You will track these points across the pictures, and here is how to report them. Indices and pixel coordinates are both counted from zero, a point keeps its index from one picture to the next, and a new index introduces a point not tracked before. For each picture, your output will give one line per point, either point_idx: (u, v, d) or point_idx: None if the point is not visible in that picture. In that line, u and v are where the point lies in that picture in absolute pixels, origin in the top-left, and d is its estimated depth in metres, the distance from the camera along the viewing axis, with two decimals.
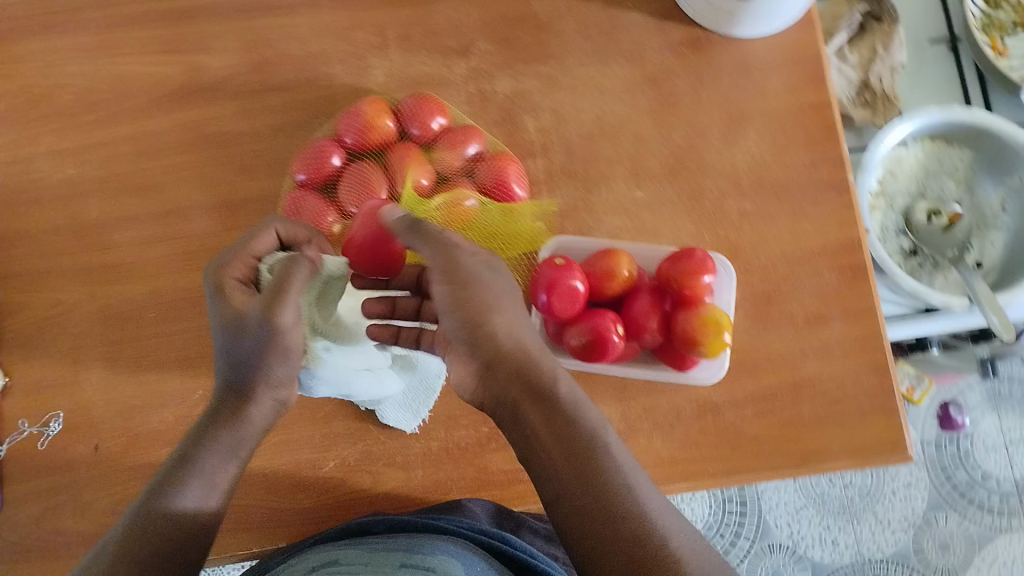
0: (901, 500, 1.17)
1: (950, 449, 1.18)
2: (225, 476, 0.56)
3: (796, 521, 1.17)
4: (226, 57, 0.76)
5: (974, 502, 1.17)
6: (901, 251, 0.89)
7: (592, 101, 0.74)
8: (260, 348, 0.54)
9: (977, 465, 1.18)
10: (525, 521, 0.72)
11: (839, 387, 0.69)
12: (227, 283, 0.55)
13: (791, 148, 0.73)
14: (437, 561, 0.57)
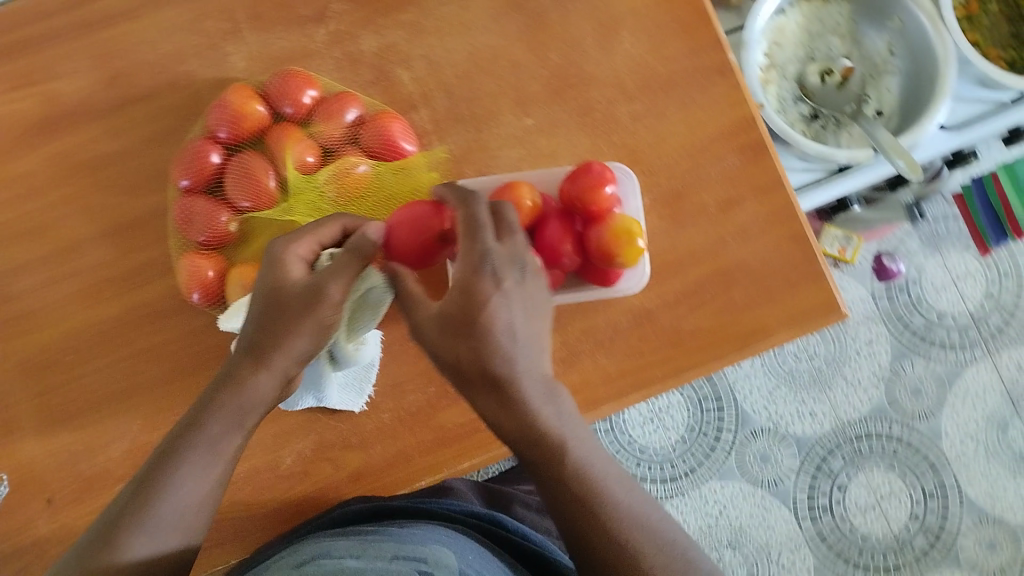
0: (866, 357, 1.20)
1: (900, 297, 1.21)
2: (223, 457, 0.53)
3: (772, 403, 1.18)
4: (79, 79, 0.72)
5: (935, 343, 1.19)
6: (803, 118, 0.89)
7: (461, 38, 0.73)
8: (290, 321, 0.53)
9: (931, 307, 1.20)
10: (515, 499, 0.83)
11: (765, 263, 0.69)
12: (290, 257, 0.55)
13: (668, 41, 0.72)
14: (430, 548, 0.55)
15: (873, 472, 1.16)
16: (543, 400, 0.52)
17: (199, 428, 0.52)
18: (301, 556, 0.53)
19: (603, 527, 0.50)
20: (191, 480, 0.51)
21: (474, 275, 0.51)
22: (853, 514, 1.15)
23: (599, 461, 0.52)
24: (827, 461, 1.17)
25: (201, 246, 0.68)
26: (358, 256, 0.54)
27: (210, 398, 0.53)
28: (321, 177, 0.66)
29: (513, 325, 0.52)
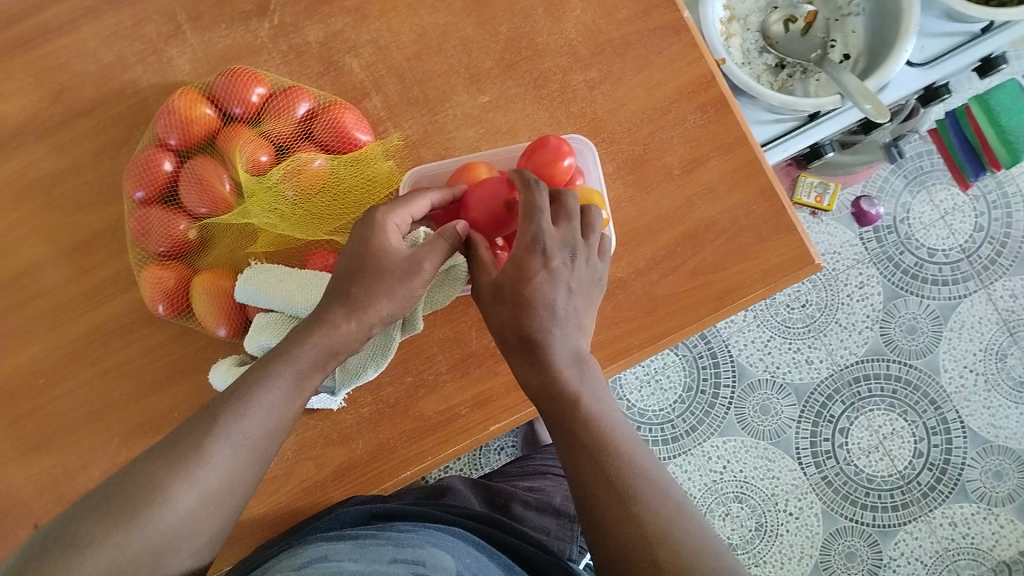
0: (859, 301, 1.18)
1: (888, 236, 1.19)
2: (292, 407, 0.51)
3: (767, 354, 1.18)
4: (22, 96, 0.70)
5: (927, 280, 1.18)
6: (768, 68, 0.87)
7: (407, 20, 0.71)
8: (387, 283, 0.54)
9: (920, 244, 1.19)
10: (516, 497, 0.82)
11: (734, 222, 0.68)
12: (391, 222, 0.56)
13: (619, 2, 0.70)
14: (427, 553, 0.56)
15: (873, 415, 1.16)
16: (570, 362, 0.51)
17: (269, 374, 0.51)
18: (303, 558, 0.54)
19: (601, 475, 0.46)
20: (252, 436, 0.48)
21: (525, 253, 0.53)
22: (857, 456, 1.15)
23: (617, 422, 0.50)
24: (827, 407, 1.16)
25: (162, 256, 0.67)
26: (450, 236, 0.55)
27: (268, 361, 0.52)
28: (275, 175, 0.65)
29: (557, 301, 0.52)
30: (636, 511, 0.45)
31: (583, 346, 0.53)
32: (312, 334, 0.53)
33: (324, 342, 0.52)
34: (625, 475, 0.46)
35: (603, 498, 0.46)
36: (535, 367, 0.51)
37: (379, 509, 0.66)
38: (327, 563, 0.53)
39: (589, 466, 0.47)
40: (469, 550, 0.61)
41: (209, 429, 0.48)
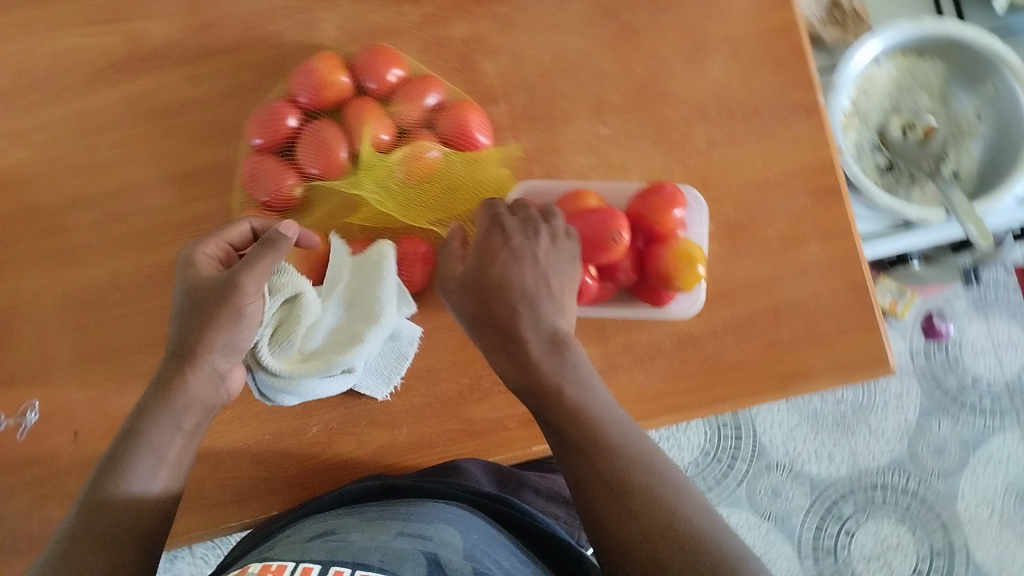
0: (894, 411, 1.18)
1: (937, 355, 1.19)
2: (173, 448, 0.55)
3: (792, 440, 1.17)
4: (170, 23, 0.73)
5: (965, 406, 1.18)
6: (878, 167, 0.88)
7: (549, 38, 0.72)
8: (212, 321, 0.56)
9: (967, 370, 1.19)
10: (526, 481, 0.73)
11: (817, 308, 0.68)
12: (195, 256, 0.59)
13: (757, 70, 0.71)
14: (433, 529, 0.54)
15: (883, 523, 1.15)
16: (546, 353, 0.54)
17: (144, 425, 0.54)
18: (313, 532, 0.56)
19: (601, 479, 0.49)
20: (160, 437, 0.54)
21: (486, 240, 0.57)
22: (857, 560, 1.14)
23: (608, 412, 0.52)
24: (838, 505, 1.16)
25: (264, 206, 0.68)
26: (273, 249, 0.56)
27: (162, 394, 0.55)
28: (395, 157, 0.67)
29: (539, 285, 0.56)
30: (644, 518, 0.47)
31: (566, 328, 0.55)
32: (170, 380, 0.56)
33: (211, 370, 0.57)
34: (621, 480, 0.49)
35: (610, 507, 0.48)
36: (517, 367, 0.54)
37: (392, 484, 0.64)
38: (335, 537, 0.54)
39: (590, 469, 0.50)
40: (479, 522, 0.58)
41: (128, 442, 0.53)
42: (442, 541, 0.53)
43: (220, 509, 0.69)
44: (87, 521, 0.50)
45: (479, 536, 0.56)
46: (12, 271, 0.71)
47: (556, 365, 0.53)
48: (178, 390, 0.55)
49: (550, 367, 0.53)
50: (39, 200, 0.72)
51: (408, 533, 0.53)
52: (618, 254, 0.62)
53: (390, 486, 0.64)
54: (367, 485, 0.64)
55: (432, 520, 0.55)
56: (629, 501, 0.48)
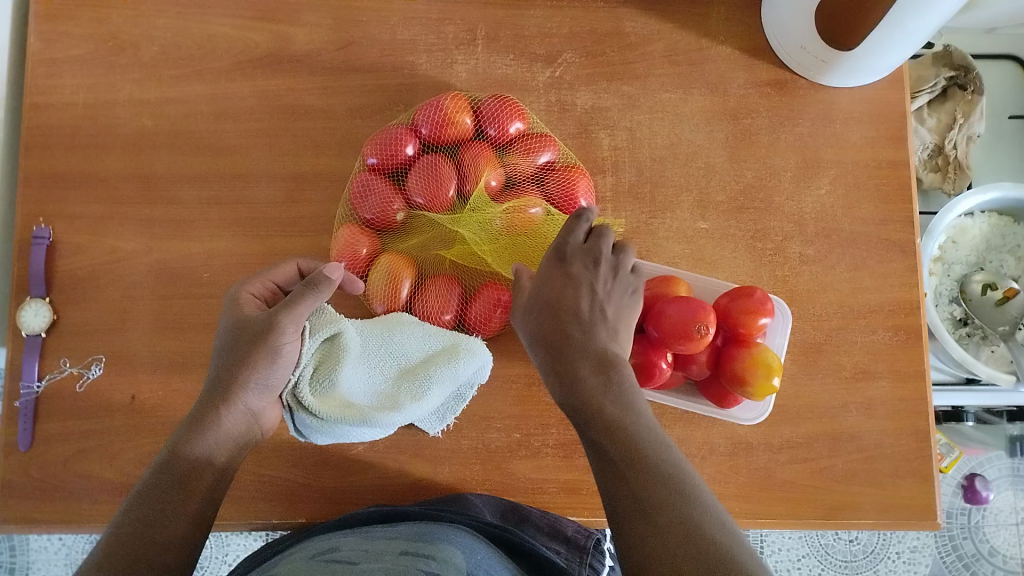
0: (904, 563, 1.08)
1: (958, 518, 1.10)
2: (224, 447, 0.56)
3: (795, 569, 1.08)
4: (316, 33, 0.76)
5: None
6: (952, 319, 0.90)
7: (669, 126, 0.74)
8: (259, 354, 0.57)
9: (985, 538, 1.09)
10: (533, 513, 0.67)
11: (877, 445, 0.69)
12: (241, 296, 0.61)
13: (862, 201, 0.73)
14: (437, 550, 0.51)
15: None
16: (592, 370, 0.55)
17: (195, 433, 0.55)
18: (315, 551, 0.53)
19: (630, 492, 0.48)
20: (213, 442, 0.55)
21: (547, 263, 0.60)
22: None
23: (651, 436, 0.51)
24: None
25: (364, 223, 0.70)
26: (314, 291, 0.58)
27: (203, 413, 0.56)
28: (498, 208, 0.67)
29: (600, 313, 0.58)
30: (666, 527, 0.45)
31: (619, 352, 0.56)
32: (205, 415, 0.56)
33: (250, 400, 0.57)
34: (649, 489, 0.47)
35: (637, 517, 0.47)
36: (564, 385, 0.55)
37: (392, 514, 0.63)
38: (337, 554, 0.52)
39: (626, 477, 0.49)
40: (484, 545, 0.55)
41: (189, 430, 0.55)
42: (445, 562, 0.50)
43: (250, 504, 0.69)
44: (154, 493, 0.52)
45: (483, 557, 0.53)
46: (111, 228, 0.74)
47: (602, 387, 0.54)
48: (214, 418, 0.56)
49: (600, 385, 0.54)
50: (153, 170, 0.75)
51: (410, 554, 0.50)
52: (699, 347, 0.62)
53: (395, 514, 0.62)
54: (371, 514, 0.62)
55: (437, 542, 0.52)
56: (656, 511, 0.46)
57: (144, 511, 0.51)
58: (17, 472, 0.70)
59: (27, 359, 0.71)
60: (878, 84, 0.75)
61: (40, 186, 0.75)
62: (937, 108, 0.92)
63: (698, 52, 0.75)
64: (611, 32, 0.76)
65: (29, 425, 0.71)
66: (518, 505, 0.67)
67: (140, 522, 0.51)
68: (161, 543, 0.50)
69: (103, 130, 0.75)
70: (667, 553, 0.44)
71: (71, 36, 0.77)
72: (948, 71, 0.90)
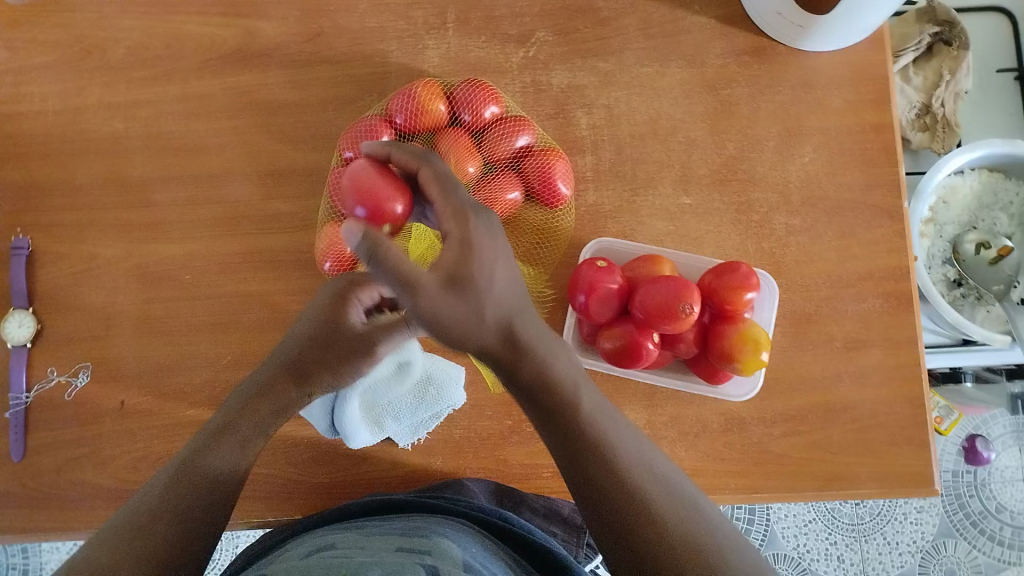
0: (912, 524, 1.08)
1: (964, 477, 1.09)
2: (258, 446, 0.56)
3: (804, 534, 1.08)
4: (284, 25, 0.75)
5: (985, 533, 1.07)
6: (946, 280, 0.89)
7: (647, 101, 0.73)
8: (347, 359, 0.61)
9: (993, 495, 1.08)
10: (527, 499, 0.67)
11: (873, 414, 0.68)
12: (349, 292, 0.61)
13: (847, 167, 0.72)
14: (433, 543, 0.48)
15: None
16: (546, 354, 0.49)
17: (235, 426, 0.55)
18: (306, 551, 0.50)
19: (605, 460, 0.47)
20: (251, 432, 0.55)
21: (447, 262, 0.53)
22: None
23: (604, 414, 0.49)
24: None
25: (345, 218, 0.67)
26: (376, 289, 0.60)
27: (271, 388, 0.58)
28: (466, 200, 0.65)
29: (492, 277, 0.48)
30: (621, 480, 0.46)
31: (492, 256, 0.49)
32: (271, 389, 0.58)
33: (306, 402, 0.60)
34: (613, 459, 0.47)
35: (595, 475, 0.46)
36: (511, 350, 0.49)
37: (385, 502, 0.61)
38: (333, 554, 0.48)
39: (592, 461, 0.46)
40: (477, 539, 0.52)
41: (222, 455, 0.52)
42: (444, 554, 0.47)
43: (246, 502, 0.69)
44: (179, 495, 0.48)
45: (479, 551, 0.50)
46: (89, 234, 0.73)
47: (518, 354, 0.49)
48: (288, 399, 0.59)
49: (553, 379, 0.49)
50: (128, 174, 0.74)
51: (407, 548, 0.47)
52: (686, 326, 0.62)
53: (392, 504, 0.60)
54: (361, 506, 0.61)
55: (430, 534, 0.49)
56: (615, 480, 0.46)
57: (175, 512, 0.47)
58: (9, 483, 0.70)
59: (15, 371, 0.71)
60: (859, 45, 0.73)
61: (16, 197, 0.74)
62: (922, 65, 0.90)
63: (673, 24, 0.74)
64: (583, 8, 0.74)
65: (20, 436, 0.70)
66: (512, 487, 0.67)
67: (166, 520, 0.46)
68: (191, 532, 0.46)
69: (75, 135, 0.74)
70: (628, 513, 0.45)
71: (36, 43, 0.75)
72: (932, 26, 0.88)
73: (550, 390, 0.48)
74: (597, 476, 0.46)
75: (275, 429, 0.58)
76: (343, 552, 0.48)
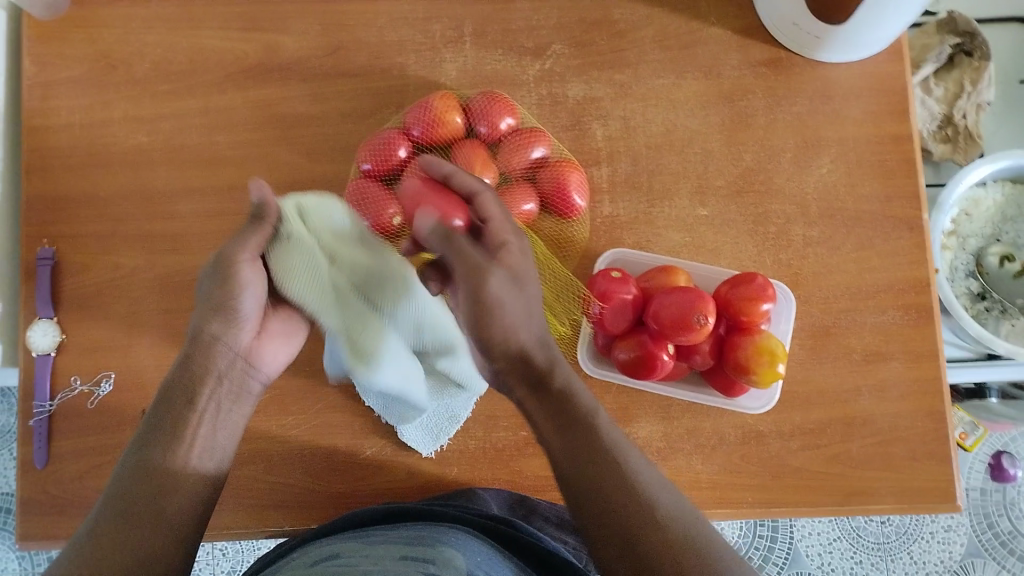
0: (938, 543, 1.05)
1: (992, 496, 1.07)
2: (190, 428, 0.53)
3: (828, 553, 1.06)
4: (304, 39, 0.76)
5: (1015, 553, 1.05)
6: (969, 293, 0.88)
7: (664, 112, 0.73)
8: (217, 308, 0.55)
9: (1022, 514, 1.06)
10: (538, 507, 0.66)
11: (893, 428, 0.67)
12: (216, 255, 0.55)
13: (866, 178, 0.71)
14: (438, 552, 0.48)
15: None
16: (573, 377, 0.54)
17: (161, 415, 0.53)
18: (313, 559, 0.49)
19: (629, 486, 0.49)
20: (178, 416, 0.53)
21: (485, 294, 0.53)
22: None
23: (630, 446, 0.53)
24: None
25: None
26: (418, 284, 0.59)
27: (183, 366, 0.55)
28: None
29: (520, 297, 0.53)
30: (658, 522, 0.48)
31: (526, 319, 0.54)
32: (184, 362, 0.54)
33: (223, 335, 0.55)
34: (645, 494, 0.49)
35: (626, 518, 0.48)
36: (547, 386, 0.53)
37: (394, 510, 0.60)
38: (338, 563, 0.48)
39: (614, 485, 0.50)
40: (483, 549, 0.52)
41: (172, 426, 0.52)
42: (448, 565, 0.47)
43: (262, 512, 0.69)
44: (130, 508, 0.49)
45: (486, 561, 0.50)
46: (113, 246, 0.74)
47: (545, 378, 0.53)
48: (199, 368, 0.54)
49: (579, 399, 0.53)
50: (152, 186, 0.75)
51: (410, 558, 0.47)
52: (701, 337, 0.61)
53: (401, 512, 0.60)
54: (372, 513, 0.60)
55: (435, 543, 0.49)
56: (644, 515, 0.48)
57: (132, 516, 0.48)
58: (30, 490, 0.71)
59: (38, 380, 0.72)
60: (878, 56, 0.73)
61: (42, 209, 0.75)
62: (943, 76, 0.89)
63: (689, 36, 0.74)
64: (600, 20, 0.75)
65: (43, 444, 0.71)
66: (526, 497, 0.67)
67: (127, 535, 0.47)
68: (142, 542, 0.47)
69: (100, 148, 0.76)
70: (668, 554, 0.47)
71: (64, 58, 0.77)
72: (952, 38, 0.87)
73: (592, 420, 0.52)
74: (631, 513, 0.48)
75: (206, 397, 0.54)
76: (349, 561, 0.48)
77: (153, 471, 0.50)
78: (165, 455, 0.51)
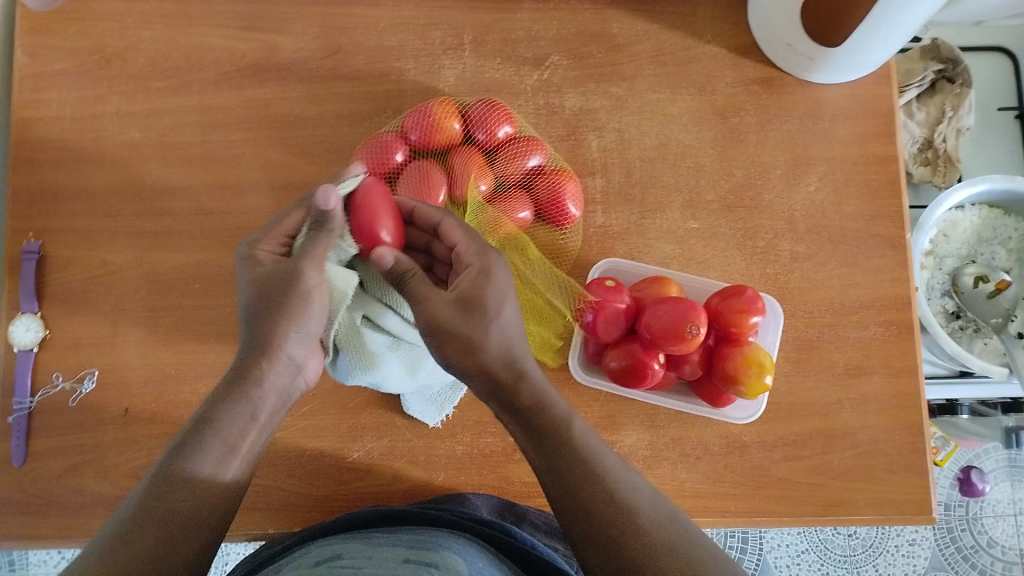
0: (903, 557, 1.08)
1: (956, 511, 1.09)
2: (244, 439, 0.52)
3: (796, 564, 1.08)
4: (304, 41, 0.76)
5: (975, 567, 1.08)
6: (944, 312, 0.90)
7: (658, 127, 0.74)
8: (280, 312, 0.53)
9: (984, 529, 1.09)
10: (528, 514, 0.67)
11: (872, 441, 0.69)
12: (259, 254, 0.57)
13: (852, 197, 0.73)
14: (440, 557, 0.48)
15: None
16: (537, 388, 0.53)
17: (211, 422, 0.51)
18: (316, 558, 0.50)
19: (598, 492, 0.49)
20: (234, 419, 0.52)
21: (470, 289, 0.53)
22: None
23: (602, 448, 0.52)
24: None
25: None
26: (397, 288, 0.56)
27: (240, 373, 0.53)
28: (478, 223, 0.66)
29: (493, 301, 0.54)
30: (634, 526, 0.47)
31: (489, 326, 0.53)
32: (243, 373, 0.53)
33: (290, 351, 0.55)
34: (616, 496, 0.48)
35: (607, 526, 0.47)
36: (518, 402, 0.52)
37: (393, 514, 0.60)
38: (342, 562, 0.48)
39: (586, 488, 0.49)
40: (482, 556, 0.52)
41: (222, 434, 0.51)
42: (449, 570, 0.47)
43: (246, 513, 0.69)
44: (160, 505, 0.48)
45: (485, 568, 0.50)
46: (101, 241, 0.74)
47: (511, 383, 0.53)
48: (253, 376, 0.53)
49: (552, 407, 0.52)
50: (142, 182, 0.75)
51: (413, 561, 0.47)
52: (692, 347, 0.62)
53: (397, 515, 0.60)
54: (367, 514, 0.60)
55: (437, 548, 0.50)
56: (619, 520, 0.47)
57: (169, 515, 0.47)
58: (9, 486, 0.70)
59: (21, 374, 0.71)
60: (867, 79, 0.75)
61: (29, 202, 0.75)
62: (926, 102, 0.92)
63: (684, 52, 0.75)
64: (598, 34, 0.76)
65: (23, 440, 0.70)
66: (516, 503, 0.68)
67: (165, 542, 0.46)
68: (181, 539, 0.47)
69: (90, 142, 0.75)
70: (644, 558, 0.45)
71: (57, 50, 0.76)
72: (935, 64, 0.90)
73: (559, 432, 0.51)
74: (608, 519, 0.47)
75: (267, 405, 0.54)
76: (352, 561, 0.48)
77: (184, 470, 0.49)
78: (208, 458, 0.50)
